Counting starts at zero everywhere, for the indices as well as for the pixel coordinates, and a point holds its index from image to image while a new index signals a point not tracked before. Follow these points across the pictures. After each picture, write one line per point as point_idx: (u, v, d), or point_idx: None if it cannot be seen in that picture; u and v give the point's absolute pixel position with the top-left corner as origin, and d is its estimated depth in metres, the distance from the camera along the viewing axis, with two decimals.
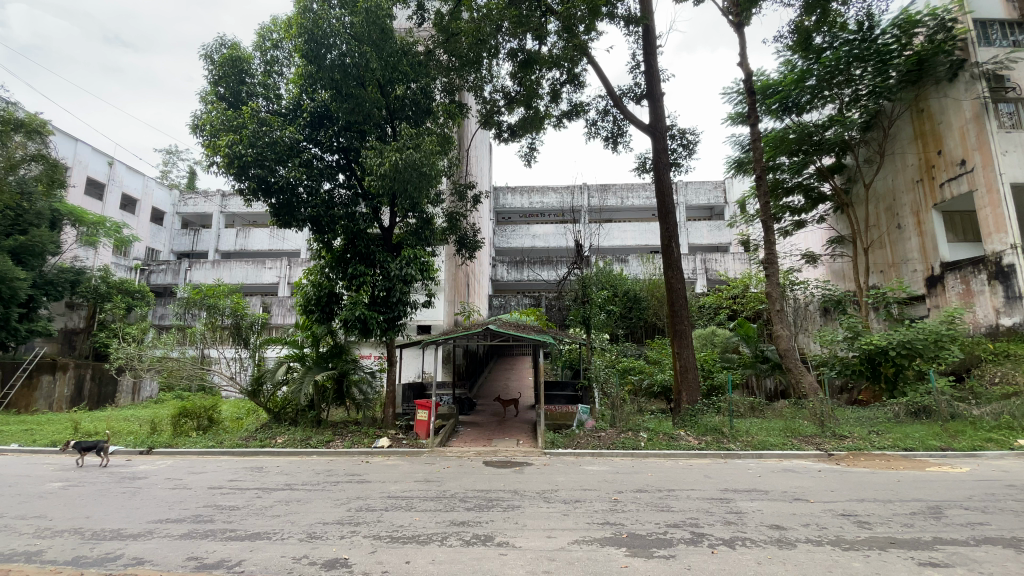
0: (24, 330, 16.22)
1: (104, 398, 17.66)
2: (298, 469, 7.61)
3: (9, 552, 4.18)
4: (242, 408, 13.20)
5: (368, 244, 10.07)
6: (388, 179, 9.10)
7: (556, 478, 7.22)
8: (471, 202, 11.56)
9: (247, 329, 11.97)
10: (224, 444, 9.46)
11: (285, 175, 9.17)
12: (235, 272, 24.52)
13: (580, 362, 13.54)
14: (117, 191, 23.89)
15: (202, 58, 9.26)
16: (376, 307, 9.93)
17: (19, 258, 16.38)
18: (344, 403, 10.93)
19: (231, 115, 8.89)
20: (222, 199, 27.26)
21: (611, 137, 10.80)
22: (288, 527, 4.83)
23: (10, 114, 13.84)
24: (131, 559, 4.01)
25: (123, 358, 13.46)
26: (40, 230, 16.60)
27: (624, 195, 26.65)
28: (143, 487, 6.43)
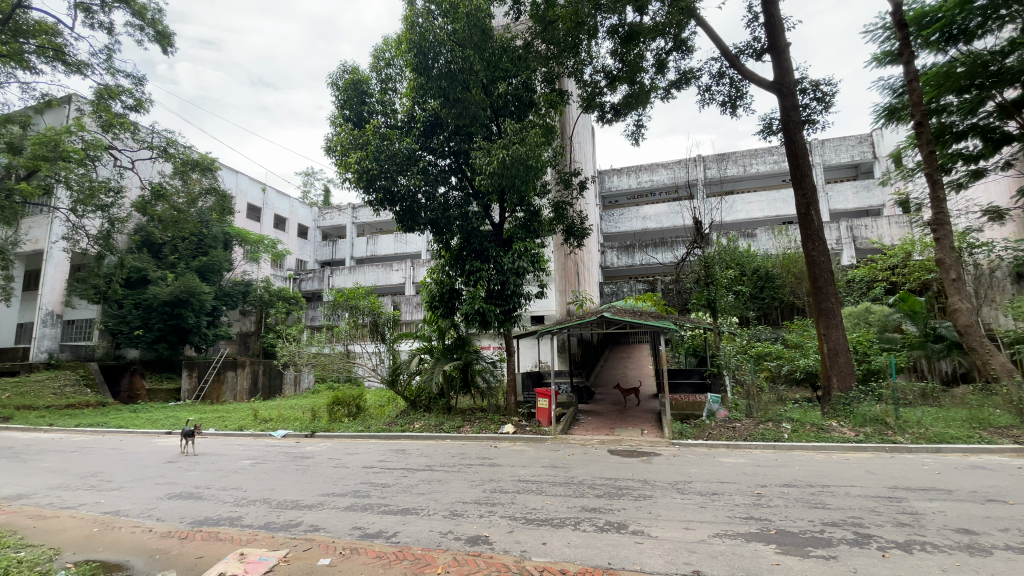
0: (212, 335, 19.65)
1: (275, 390, 20.68)
2: (435, 452, 8.20)
3: (218, 517, 5.08)
4: (383, 397, 14.61)
5: (482, 240, 10.46)
6: (497, 176, 9.35)
7: (688, 469, 6.88)
8: (578, 189, 11.31)
9: (383, 326, 13.14)
10: (371, 429, 10.55)
11: (406, 184, 9.91)
12: (368, 275, 27.05)
13: (707, 348, 12.73)
14: (271, 213, 27.80)
15: (329, 85, 10.32)
16: (492, 300, 10.27)
17: (204, 275, 19.86)
18: (470, 391, 11.51)
19: (356, 134, 9.80)
20: (353, 211, 30.28)
21: (729, 101, 9.94)
22: (432, 505, 5.22)
23: (188, 155, 16.65)
24: (309, 526, 4.64)
25: (286, 354, 15.59)
26: (217, 252, 20.03)
27: (746, 163, 24.46)
28: (311, 465, 7.43)
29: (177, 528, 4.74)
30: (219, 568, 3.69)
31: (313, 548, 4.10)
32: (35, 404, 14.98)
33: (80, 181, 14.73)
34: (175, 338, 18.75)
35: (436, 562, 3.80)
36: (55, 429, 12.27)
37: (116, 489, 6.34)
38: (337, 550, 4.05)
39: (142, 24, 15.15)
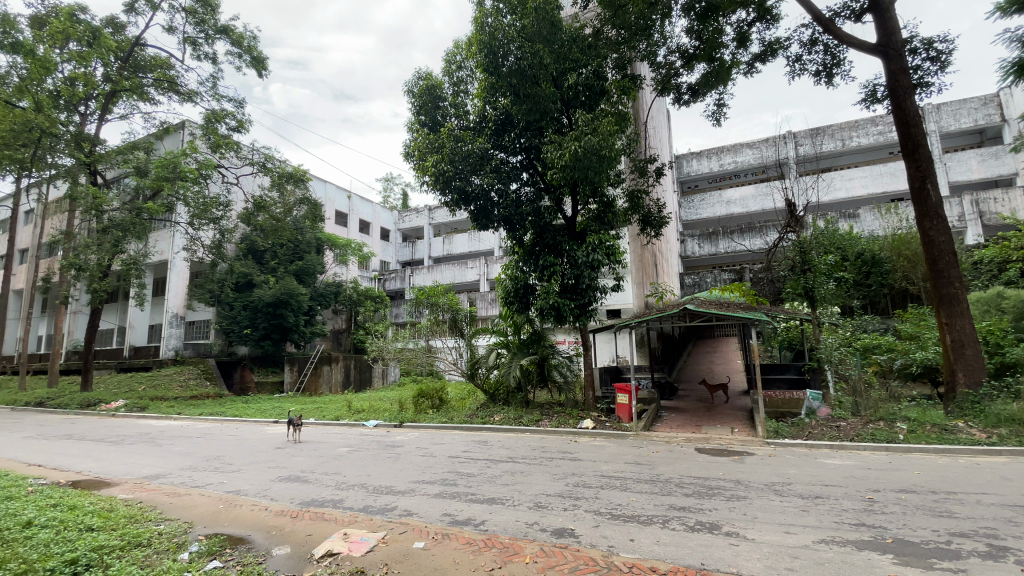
0: (309, 332, 21.34)
1: (365, 382, 22.11)
2: (516, 444, 8.34)
3: (323, 499, 5.53)
4: (463, 390, 15.08)
5: (555, 234, 10.42)
6: (570, 169, 9.25)
7: (786, 470, 6.43)
8: (654, 176, 10.90)
9: (461, 321, 13.53)
10: (454, 420, 10.95)
11: (480, 183, 10.11)
12: (445, 273, 27.97)
13: (804, 341, 11.79)
14: (356, 218, 29.65)
15: (406, 93, 10.78)
16: (567, 294, 10.22)
17: (301, 278, 21.62)
18: (548, 386, 11.56)
19: (432, 138, 10.14)
20: (430, 212, 31.51)
21: (824, 70, 9.10)
22: (517, 496, 5.32)
23: (283, 169, 18.22)
24: (403, 511, 4.91)
25: (374, 349, 16.58)
26: (311, 256, 21.71)
27: (844, 136, 22.26)
28: (401, 453, 7.85)
29: (288, 508, 5.23)
30: (326, 546, 4.02)
31: (407, 531, 4.35)
32: (168, 395, 17.16)
33: (196, 197, 16.60)
34: (277, 336, 20.60)
35: (524, 551, 3.87)
36: (184, 417, 13.98)
37: (236, 471, 7.12)
38: (430, 534, 4.25)
39: (240, 51, 16.74)
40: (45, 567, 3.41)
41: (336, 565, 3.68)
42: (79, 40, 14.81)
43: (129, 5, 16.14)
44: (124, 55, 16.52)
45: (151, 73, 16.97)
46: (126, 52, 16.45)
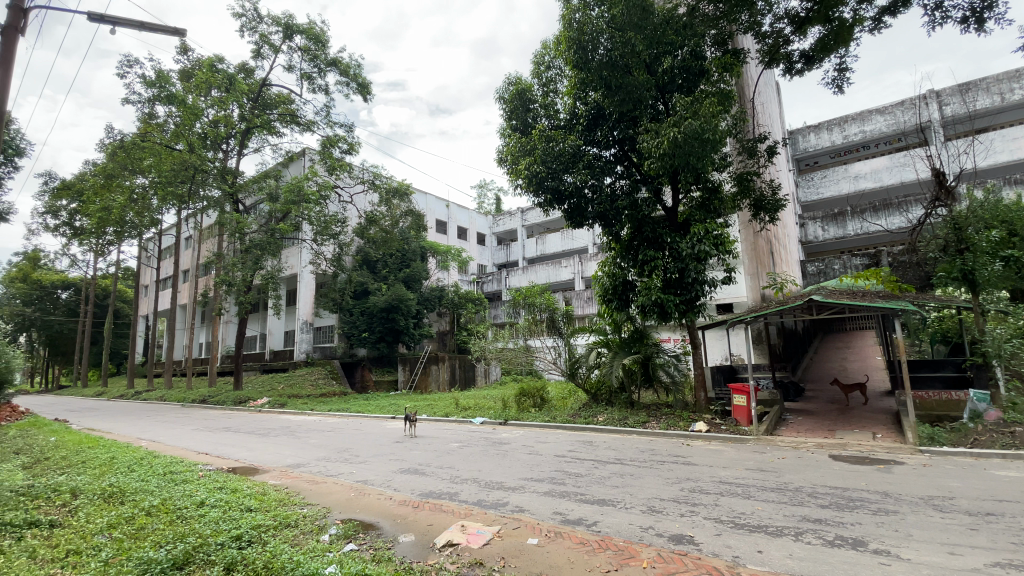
0: (417, 334, 22.79)
1: (469, 381, 23.14)
2: (624, 446, 8.13)
3: (440, 491, 5.85)
4: (564, 389, 15.08)
5: (655, 227, 9.99)
6: (668, 157, 8.83)
7: (946, 482, 5.52)
8: (766, 156, 10.01)
9: (559, 320, 13.50)
10: (557, 420, 10.99)
11: (573, 180, 10.03)
12: (540, 274, 28.16)
13: (964, 333, 10.04)
14: (454, 225, 31.03)
15: (497, 100, 11.04)
16: (671, 289, 9.76)
17: (409, 283, 23.15)
18: (653, 386, 11.13)
19: (524, 141, 10.26)
20: (523, 214, 31.98)
21: (974, 14, 7.68)
22: (629, 498, 5.18)
23: (389, 184, 19.74)
24: (514, 507, 5.03)
25: (477, 349, 17.25)
26: (416, 264, 23.14)
27: (1005, 88, 18.67)
28: (509, 451, 8.05)
29: (409, 498, 5.61)
30: (446, 536, 4.23)
31: (521, 527, 4.44)
32: (302, 393, 19.32)
33: (318, 216, 18.56)
34: (390, 338, 22.27)
35: (640, 556, 3.75)
36: (316, 413, 15.65)
37: (362, 462, 7.79)
38: (543, 532, 4.30)
39: (348, 80, 18.37)
40: (218, 540, 4.00)
41: (457, 555, 3.87)
42: (219, 86, 17.26)
43: (256, 51, 18.51)
44: (255, 95, 18.94)
45: (276, 109, 19.28)
46: (255, 93, 18.80)
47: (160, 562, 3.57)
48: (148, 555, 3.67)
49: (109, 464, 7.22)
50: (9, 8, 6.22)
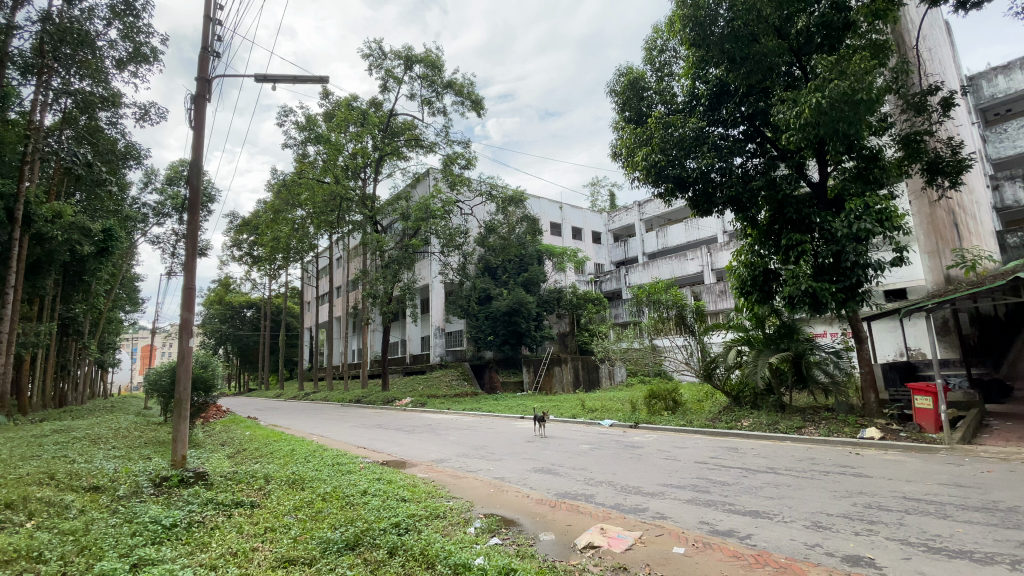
0: (539, 336, 23.16)
1: (594, 382, 22.96)
2: (776, 453, 7.36)
3: (576, 492, 5.85)
4: (699, 391, 14.16)
5: (801, 207, 8.92)
6: (810, 127, 7.85)
7: None
8: (939, 110, 8.37)
9: (689, 317, 12.66)
10: (695, 424, 10.34)
11: (697, 166, 9.35)
12: (664, 268, 26.86)
13: None
14: (569, 226, 31.01)
15: (609, 93, 10.78)
16: (825, 276, 8.63)
17: (529, 287, 23.63)
18: (808, 387, 9.93)
19: (640, 130, 9.85)
20: (640, 208, 30.80)
21: None
22: (788, 511, 4.66)
23: (505, 193, 20.50)
24: (656, 513, 4.82)
25: (600, 349, 17.01)
26: (534, 267, 23.51)
27: None
28: (644, 455, 7.75)
29: (546, 498, 5.69)
30: (587, 538, 4.20)
31: (665, 535, 4.23)
32: (439, 393, 20.84)
33: (443, 229, 19.87)
34: (513, 341, 22.98)
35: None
36: (452, 413, 16.72)
37: (498, 460, 8.12)
38: (689, 541, 4.05)
39: (463, 99, 19.45)
40: (380, 526, 4.46)
41: (599, 558, 3.81)
42: (356, 122, 19.48)
43: (383, 85, 20.49)
44: (384, 125, 20.92)
45: (403, 135, 21.13)
46: (385, 123, 20.80)
47: (337, 543, 4.08)
48: (327, 536, 4.21)
49: (289, 456, 8.47)
50: (200, 81, 7.69)
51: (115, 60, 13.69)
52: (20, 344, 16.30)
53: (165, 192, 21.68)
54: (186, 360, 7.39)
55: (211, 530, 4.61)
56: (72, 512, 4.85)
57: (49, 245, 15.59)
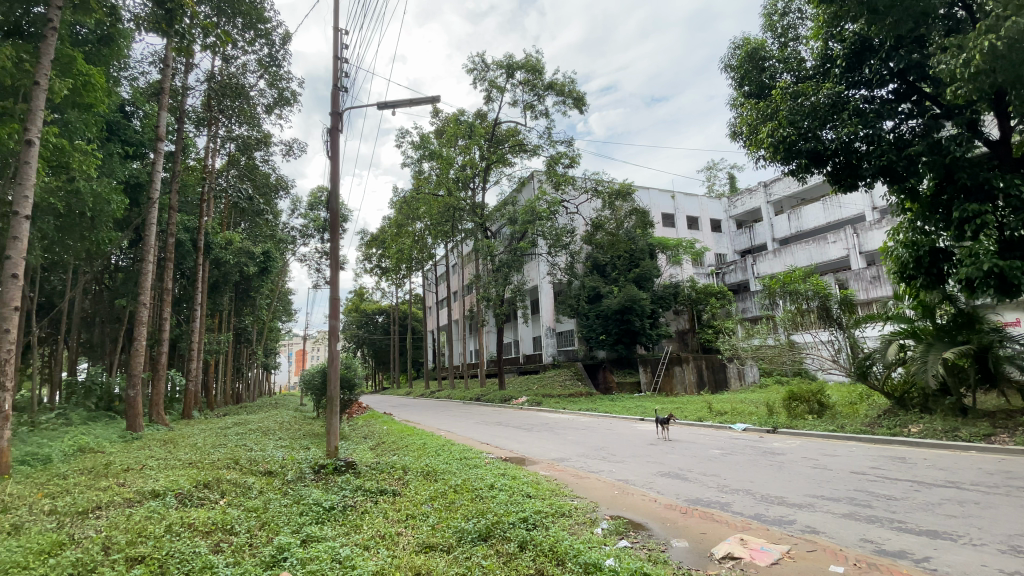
0: (656, 334, 22.18)
1: (720, 383, 21.48)
2: (958, 465, 6.19)
3: (708, 499, 5.50)
4: (850, 392, 12.48)
5: (976, 170, 7.49)
6: (984, 75, 6.52)
7: None
8: None
9: (835, 309, 11.25)
10: (847, 429, 9.15)
11: (836, 136, 8.16)
12: (799, 255, 24.12)
13: None
14: (684, 216, 29.31)
15: (724, 69, 10.05)
16: (1014, 252, 7.14)
17: (642, 283, 22.75)
18: (999, 387, 8.26)
19: (763, 105, 8.95)
20: (766, 189, 28.08)
21: None
22: (977, 533, 3.90)
23: (612, 188, 20.06)
24: (805, 526, 4.35)
25: (726, 347, 15.83)
26: (647, 262, 22.58)
27: None
28: (785, 463, 7.01)
29: (676, 503, 5.43)
30: (725, 547, 3.93)
31: (817, 551, 3.79)
32: (554, 392, 20.96)
33: (550, 230, 20.01)
34: (628, 340, 22.29)
35: None
36: (570, 412, 16.76)
37: (621, 461, 7.94)
38: (850, 560, 3.58)
39: (564, 98, 19.44)
40: (510, 520, 4.61)
41: (741, 571, 3.53)
42: (463, 135, 20.48)
43: (487, 96, 21.23)
44: (490, 135, 21.69)
45: (507, 142, 21.76)
46: (490, 133, 21.56)
47: (471, 533, 4.31)
48: (461, 526, 4.46)
49: (422, 449, 9.15)
50: (333, 115, 8.67)
51: (264, 106, 16.05)
52: (208, 350, 19.76)
53: (308, 216, 24.78)
54: (334, 362, 8.35)
55: (362, 514, 5.16)
56: (254, 492, 5.77)
57: (224, 267, 18.68)
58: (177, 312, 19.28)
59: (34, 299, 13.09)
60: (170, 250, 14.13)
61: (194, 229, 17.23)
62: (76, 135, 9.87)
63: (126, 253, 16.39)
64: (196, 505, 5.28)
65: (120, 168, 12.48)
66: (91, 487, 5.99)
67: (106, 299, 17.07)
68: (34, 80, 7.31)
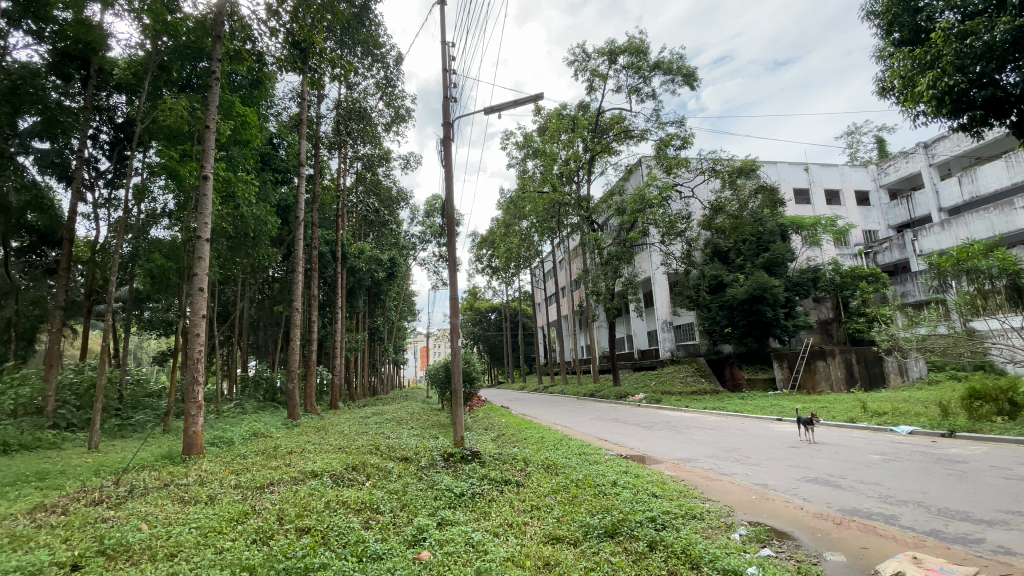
0: (792, 325, 19.95)
1: (875, 379, 18.84)
2: None
3: (868, 510, 4.82)
4: None
5: None
6: None
7: None
8: None
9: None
10: None
11: (1020, 79, 6.65)
12: (975, 226, 20.06)
13: None
14: (820, 190, 26.07)
15: (866, 17, 8.77)
16: None
17: (772, 269, 20.65)
18: None
19: (919, 52, 7.59)
20: (927, 150, 23.90)
21: None
22: None
23: (732, 166, 18.55)
24: (999, 547, 3.60)
25: (880, 337, 13.76)
26: (777, 245, 20.43)
27: None
28: (971, 473, 5.86)
29: (827, 512, 4.83)
30: (894, 565, 3.40)
31: None
32: (674, 389, 19.90)
33: (663, 217, 19.04)
34: (758, 332, 20.36)
35: None
36: (693, 410, 15.82)
37: (757, 464, 7.29)
38: None
39: (672, 76, 18.37)
40: (637, 518, 4.47)
41: None
42: (567, 129, 20.39)
43: (589, 86, 20.84)
44: (594, 125, 21.29)
45: (612, 130, 21.18)
46: (594, 123, 21.17)
47: (596, 529, 4.27)
48: (587, 520, 4.45)
49: (541, 443, 9.29)
50: (445, 125, 9.15)
51: (384, 124, 17.53)
52: (349, 348, 22.16)
53: (425, 223, 26.57)
54: (457, 358, 8.83)
55: (490, 501, 5.40)
56: (394, 476, 6.34)
57: (358, 274, 20.73)
58: (322, 315, 21.88)
59: (215, 308, 15.74)
60: (314, 261, 16.03)
61: (332, 242, 19.39)
62: (239, 167, 11.68)
63: (281, 266, 19.02)
64: (347, 485, 5.95)
65: (272, 193, 14.46)
66: (265, 466, 7.05)
67: (267, 306, 19.93)
68: (206, 125, 8.76)
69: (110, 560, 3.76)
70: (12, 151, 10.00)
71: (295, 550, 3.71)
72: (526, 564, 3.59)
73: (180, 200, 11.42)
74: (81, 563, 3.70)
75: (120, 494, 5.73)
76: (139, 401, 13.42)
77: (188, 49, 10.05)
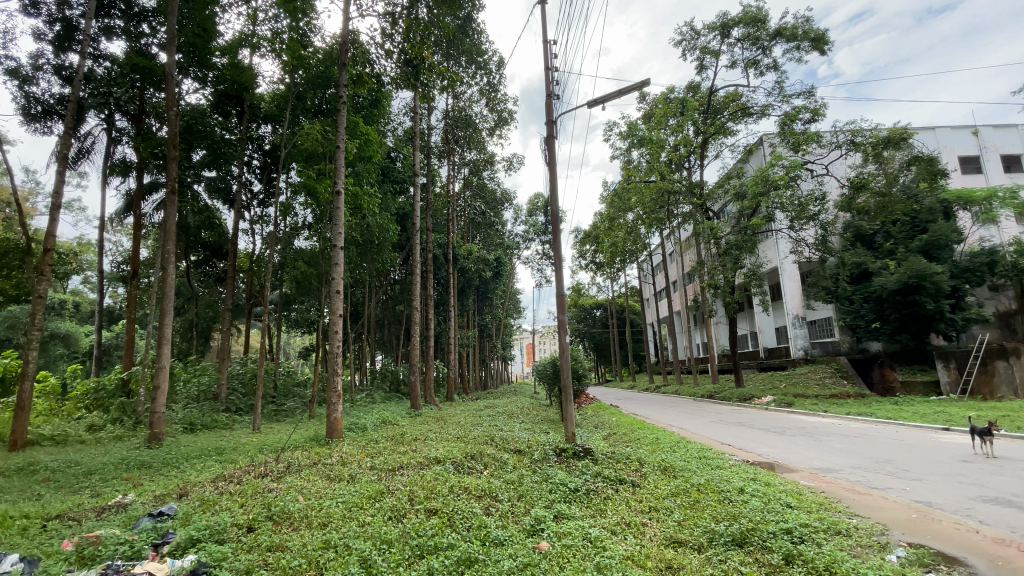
0: (961, 319, 16.64)
1: None
2: None
3: None
4: None
5: None
6: None
7: None
8: None
9: None
10: None
11: None
12: None
13: None
14: (995, 156, 21.70)
15: None
16: None
17: (931, 253, 17.51)
18: None
19: None
20: None
21: None
22: None
23: (876, 137, 16.19)
24: None
25: None
26: (938, 224, 17.33)
27: None
28: None
29: (1013, 538, 4.02)
30: None
31: None
32: (809, 392, 17.87)
33: (792, 200, 17.11)
34: (916, 327, 17.46)
35: None
36: (833, 416, 14.07)
37: (917, 479, 6.26)
38: None
39: (797, 43, 16.55)
40: (769, 529, 4.12)
41: None
42: (675, 113, 19.37)
43: (700, 65, 19.54)
44: (705, 106, 19.97)
45: (727, 109, 19.66)
46: (706, 104, 19.84)
47: (721, 536, 4.02)
48: (711, 526, 4.20)
49: (657, 444, 8.92)
50: (549, 123, 9.21)
51: (489, 128, 18.16)
52: (462, 344, 23.32)
53: (529, 222, 27.01)
54: (565, 355, 8.84)
55: (605, 499, 5.34)
56: (510, 467, 6.56)
57: (468, 273, 21.73)
58: (438, 313, 23.29)
59: (348, 309, 17.51)
60: (428, 262, 17.09)
61: (444, 245, 20.52)
62: (364, 180, 12.86)
63: (401, 268, 20.62)
64: (467, 473, 6.27)
65: (392, 202, 15.69)
66: (395, 451, 7.72)
67: (390, 305, 21.69)
68: (337, 145, 9.79)
69: (276, 525, 4.39)
70: (191, 180, 12.12)
71: (425, 529, 4.01)
72: (647, 565, 3.49)
73: (317, 214, 12.90)
74: (254, 525, 4.38)
75: (280, 469, 6.67)
76: (290, 390, 15.41)
77: (319, 78, 11.36)
